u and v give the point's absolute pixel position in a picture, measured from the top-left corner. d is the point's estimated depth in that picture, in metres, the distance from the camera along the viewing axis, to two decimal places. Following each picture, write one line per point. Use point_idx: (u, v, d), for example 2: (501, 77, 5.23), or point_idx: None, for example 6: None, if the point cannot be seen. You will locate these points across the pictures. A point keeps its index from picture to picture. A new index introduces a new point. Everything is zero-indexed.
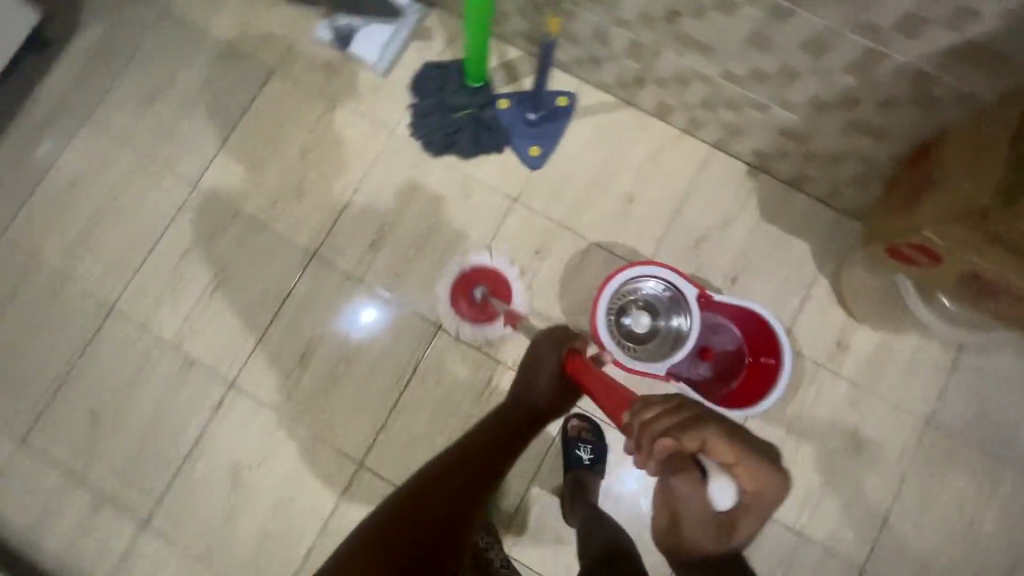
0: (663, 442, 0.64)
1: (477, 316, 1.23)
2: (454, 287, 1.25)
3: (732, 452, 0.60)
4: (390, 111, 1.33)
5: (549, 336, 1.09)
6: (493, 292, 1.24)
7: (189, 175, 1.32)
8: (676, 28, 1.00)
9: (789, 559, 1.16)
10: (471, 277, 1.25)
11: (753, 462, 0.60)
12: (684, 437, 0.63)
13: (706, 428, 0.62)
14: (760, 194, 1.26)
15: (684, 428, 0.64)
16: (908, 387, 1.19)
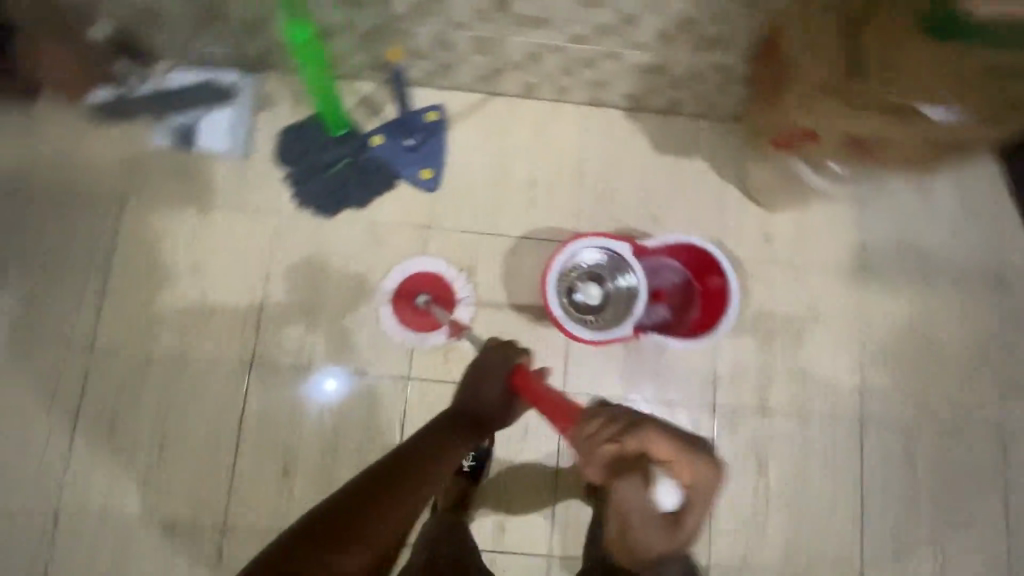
0: (606, 446, 0.71)
1: (418, 324, 1.21)
2: (397, 297, 1.22)
3: (672, 451, 0.72)
4: (264, 190, 1.25)
5: (505, 348, 0.98)
6: (434, 299, 1.21)
7: (83, 337, 1.19)
8: (510, 14, 1.00)
9: (803, 441, 1.24)
10: (416, 282, 1.22)
11: (690, 452, 0.74)
12: (629, 441, 0.71)
13: (648, 432, 0.71)
14: (646, 131, 1.30)
15: (628, 432, 0.72)
16: (835, 247, 1.30)
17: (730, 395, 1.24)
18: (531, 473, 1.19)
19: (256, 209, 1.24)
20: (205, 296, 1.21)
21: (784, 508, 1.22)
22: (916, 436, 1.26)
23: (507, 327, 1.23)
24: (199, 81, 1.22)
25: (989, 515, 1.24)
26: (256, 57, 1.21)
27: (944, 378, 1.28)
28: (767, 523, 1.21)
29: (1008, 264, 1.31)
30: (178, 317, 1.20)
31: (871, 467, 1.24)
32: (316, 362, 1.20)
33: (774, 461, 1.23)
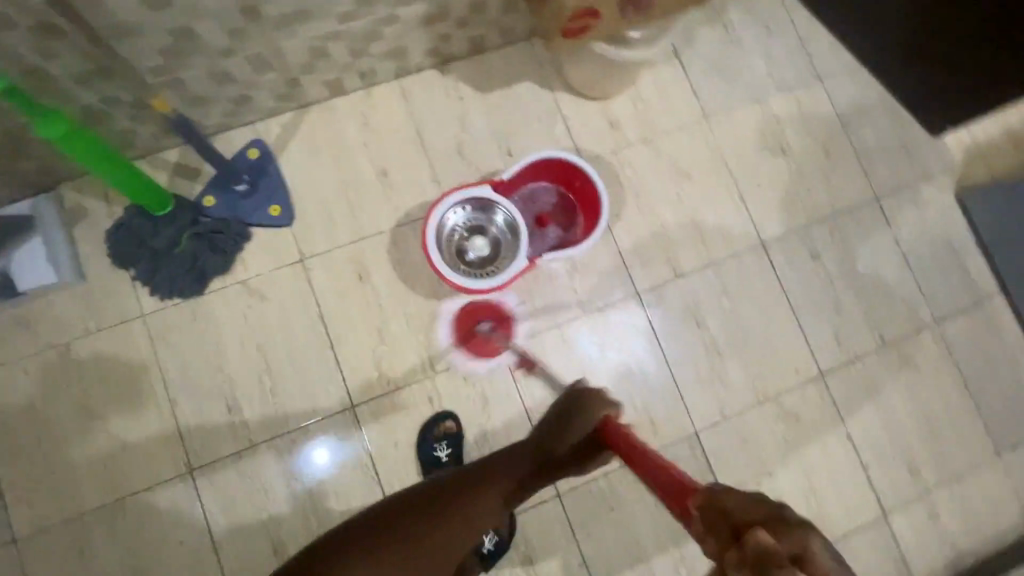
0: (758, 535, 0.46)
1: (479, 349, 1.22)
2: (458, 323, 1.23)
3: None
4: (118, 300, 1.16)
5: (601, 396, 0.73)
6: (496, 325, 1.23)
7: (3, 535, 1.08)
8: (266, 20, 0.96)
9: (724, 285, 1.32)
10: (475, 311, 1.24)
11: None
12: (786, 541, 0.46)
13: (809, 531, 0.47)
14: (463, 78, 1.31)
15: (783, 528, 0.47)
16: (675, 107, 1.37)
17: (648, 276, 1.30)
18: (509, 432, 1.20)
19: (119, 322, 1.15)
20: (111, 430, 1.12)
21: (735, 349, 1.30)
22: (811, 235, 1.37)
23: (424, 314, 1.22)
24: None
25: (892, 270, 1.38)
26: (40, 173, 1.10)
27: (811, 175, 1.39)
28: (727, 369, 1.29)
29: (819, 56, 1.44)
30: (94, 466, 1.11)
31: (788, 279, 1.34)
32: (257, 437, 1.15)
33: (708, 314, 1.30)
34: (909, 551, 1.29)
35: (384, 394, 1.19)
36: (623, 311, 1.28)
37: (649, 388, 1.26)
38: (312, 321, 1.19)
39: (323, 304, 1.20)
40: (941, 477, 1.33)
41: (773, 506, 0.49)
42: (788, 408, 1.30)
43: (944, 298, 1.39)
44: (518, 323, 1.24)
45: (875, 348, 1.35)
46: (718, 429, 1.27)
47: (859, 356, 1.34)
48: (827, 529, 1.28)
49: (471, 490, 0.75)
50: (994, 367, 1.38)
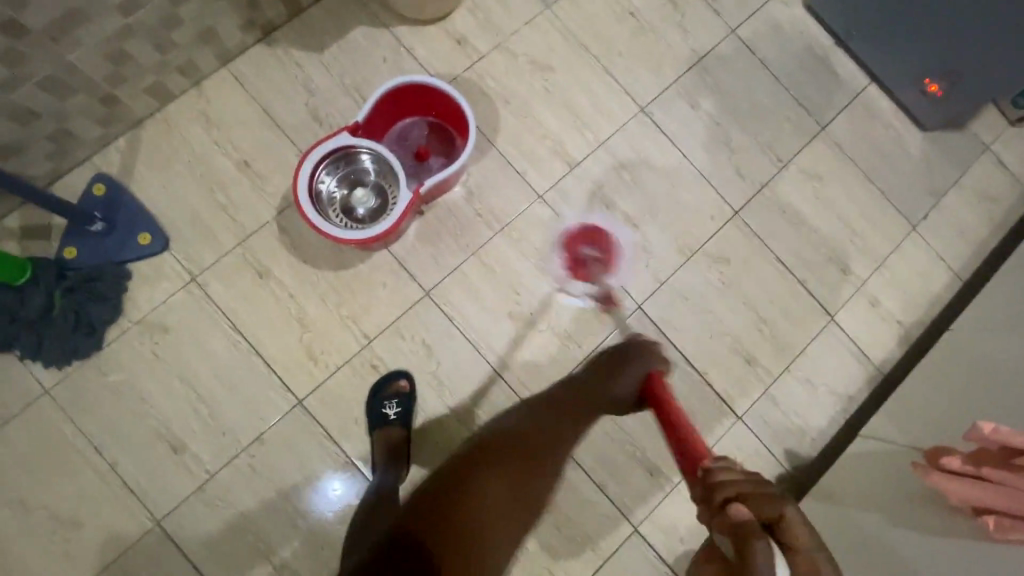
0: (725, 493, 0.65)
1: (577, 274, 1.27)
2: (575, 239, 1.28)
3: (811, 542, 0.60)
4: (15, 386, 1.08)
5: (657, 353, 1.07)
6: (600, 257, 1.28)
7: None
8: (35, 31, 0.89)
9: (620, 160, 1.32)
10: (584, 236, 1.29)
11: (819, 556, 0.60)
12: (764, 508, 0.61)
13: (791, 508, 0.61)
14: (294, 44, 1.25)
15: (767, 500, 0.62)
16: (516, 4, 1.34)
17: (547, 176, 1.29)
18: (463, 368, 1.20)
19: (23, 408, 1.07)
20: (59, 514, 1.06)
21: (650, 216, 1.31)
22: (685, 86, 1.38)
23: (338, 287, 1.18)
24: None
25: (770, 94, 1.41)
26: None
27: (667, 30, 1.39)
28: (649, 237, 1.30)
29: None
30: (54, 556, 1.05)
31: (677, 134, 1.35)
32: (214, 466, 1.10)
33: (613, 192, 1.30)
34: (863, 342, 1.36)
35: (327, 377, 1.15)
36: (532, 217, 1.27)
37: (578, 282, 1.26)
38: (226, 335, 1.14)
39: (232, 314, 1.15)
40: (871, 266, 1.39)
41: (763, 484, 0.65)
42: (716, 253, 1.32)
43: (823, 103, 1.43)
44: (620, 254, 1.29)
45: (777, 171, 1.38)
46: (658, 296, 1.29)
47: (766, 183, 1.37)
48: (786, 349, 1.33)
49: (567, 412, 0.95)
50: (886, 151, 1.44)
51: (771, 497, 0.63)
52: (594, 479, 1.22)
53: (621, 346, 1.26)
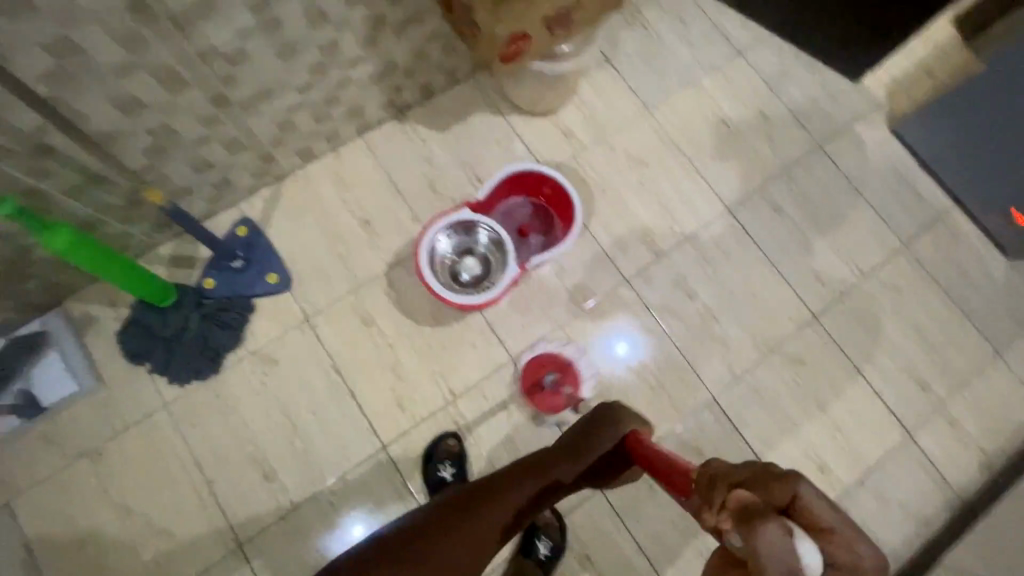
0: (737, 495, 0.60)
1: (550, 403, 1.25)
2: (539, 366, 1.28)
3: (831, 518, 0.58)
4: (139, 397, 1.19)
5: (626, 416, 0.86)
6: (561, 377, 1.27)
7: None
8: (235, 104, 1.05)
9: (704, 254, 1.39)
10: (538, 363, 1.28)
11: (858, 537, 0.57)
12: (774, 490, 0.59)
13: (798, 481, 0.58)
14: (421, 123, 1.42)
15: (772, 479, 0.60)
16: (619, 104, 1.47)
17: (632, 261, 1.37)
18: (537, 435, 1.24)
19: (143, 418, 1.18)
20: (156, 522, 1.14)
21: (729, 310, 1.36)
22: (771, 191, 1.46)
23: (432, 342, 1.27)
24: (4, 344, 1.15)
25: (854, 206, 1.47)
26: (44, 291, 1.16)
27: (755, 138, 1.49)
28: (726, 330, 1.35)
29: (736, 33, 1.56)
30: (145, 563, 1.12)
31: (761, 236, 1.42)
32: (297, 497, 1.17)
33: (695, 284, 1.37)
34: (942, 462, 1.33)
35: (411, 427, 1.22)
36: (616, 298, 1.34)
37: (623, 351, 1.31)
38: (328, 374, 1.24)
39: (335, 355, 1.25)
40: (951, 385, 1.38)
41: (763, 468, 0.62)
42: (793, 353, 1.35)
43: (906, 220, 1.48)
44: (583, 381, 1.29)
45: (858, 280, 1.41)
46: (732, 389, 1.32)
47: (846, 291, 1.40)
48: (860, 460, 1.31)
49: (511, 491, 0.82)
50: (969, 273, 1.46)
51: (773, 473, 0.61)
52: (654, 566, 1.21)
53: (692, 433, 1.29)
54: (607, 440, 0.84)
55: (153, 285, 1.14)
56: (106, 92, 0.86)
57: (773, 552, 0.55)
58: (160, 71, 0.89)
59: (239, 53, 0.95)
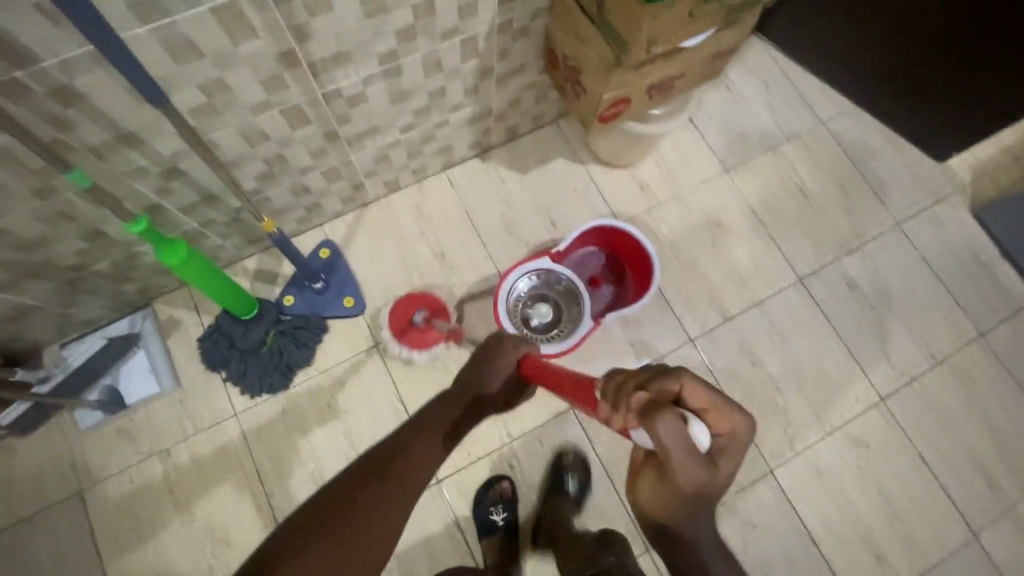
0: (636, 396, 0.60)
1: (419, 342, 1.27)
2: (400, 306, 1.28)
3: (707, 396, 0.61)
4: (211, 403, 1.24)
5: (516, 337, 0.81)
6: (432, 315, 1.28)
7: None
8: (344, 138, 1.10)
9: (772, 323, 1.38)
10: (409, 303, 1.28)
11: (724, 403, 0.61)
12: (662, 385, 0.61)
13: (683, 375, 0.61)
14: (503, 165, 1.45)
15: (663, 375, 0.62)
16: (697, 163, 1.48)
17: (698, 322, 1.37)
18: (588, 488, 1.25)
19: (214, 424, 1.23)
20: (214, 529, 1.18)
21: (793, 382, 1.34)
22: (845, 265, 1.44)
23: None
24: (106, 338, 1.22)
25: (929, 290, 1.44)
26: (139, 293, 1.23)
27: (832, 210, 1.48)
28: (787, 403, 1.33)
29: (821, 103, 1.56)
30: (200, 567, 1.16)
31: (832, 310, 1.40)
32: None
33: (759, 352, 1.36)
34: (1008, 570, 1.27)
35: (464, 464, 1.24)
36: (678, 357, 1.34)
37: None
38: (390, 401, 1.27)
39: (399, 384, 1.28)
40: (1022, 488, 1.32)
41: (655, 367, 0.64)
42: (856, 434, 1.32)
43: (984, 310, 1.43)
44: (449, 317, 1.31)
45: (930, 366, 1.37)
46: (791, 464, 1.29)
47: (916, 377, 1.36)
48: (919, 556, 1.26)
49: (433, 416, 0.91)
50: None
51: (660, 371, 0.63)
52: None
53: (744, 506, 1.27)
54: (500, 369, 0.78)
55: (236, 296, 1.16)
56: (239, 125, 0.92)
57: (671, 446, 0.56)
58: (289, 108, 0.94)
59: (359, 95, 1.00)
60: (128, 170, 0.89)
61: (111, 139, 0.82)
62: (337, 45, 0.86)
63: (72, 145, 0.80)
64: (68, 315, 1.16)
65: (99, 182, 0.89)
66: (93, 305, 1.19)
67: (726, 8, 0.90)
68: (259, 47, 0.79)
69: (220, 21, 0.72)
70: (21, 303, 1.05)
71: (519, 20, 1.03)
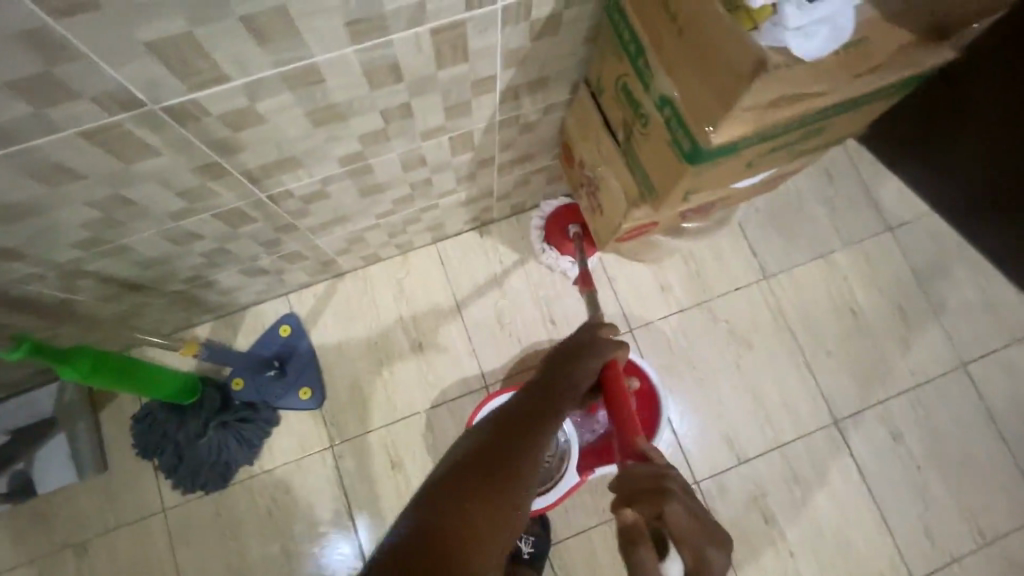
0: (624, 511, 0.51)
1: (563, 246, 1.17)
2: (563, 210, 1.18)
3: (694, 532, 0.48)
4: (140, 495, 1.10)
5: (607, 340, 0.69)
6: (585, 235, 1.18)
7: None
8: (304, 228, 0.91)
9: (793, 472, 1.17)
10: (577, 211, 1.18)
11: (712, 548, 0.48)
12: (647, 504, 0.51)
13: (671, 506, 0.49)
14: (504, 244, 1.25)
15: (650, 492, 0.51)
16: (731, 265, 1.26)
17: (708, 461, 1.17)
18: None
19: (138, 519, 1.09)
20: None
21: (810, 547, 1.14)
22: (891, 411, 1.21)
23: None
24: (13, 428, 1.08)
25: (990, 454, 1.20)
26: None
27: (886, 339, 1.24)
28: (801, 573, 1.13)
29: (890, 205, 1.31)
30: None
31: (868, 465, 1.18)
32: None
33: (776, 506, 1.15)
34: None
35: None
36: None
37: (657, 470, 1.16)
38: (339, 518, 1.11)
39: (351, 496, 1.11)
40: None
41: (660, 478, 0.52)
42: None
43: None
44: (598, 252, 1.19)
45: (979, 548, 1.15)
46: None
47: (959, 558, 1.14)
48: None
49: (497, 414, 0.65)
50: None
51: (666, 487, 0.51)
52: None
53: None
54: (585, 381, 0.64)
55: (179, 380, 1.03)
56: (156, 230, 0.73)
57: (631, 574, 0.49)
58: (224, 211, 0.75)
59: (317, 193, 0.80)
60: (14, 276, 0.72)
61: None
62: (279, 153, 0.66)
63: None
64: None
65: None
66: (12, 375, 1.04)
67: (797, 153, 0.67)
68: (167, 163, 0.60)
69: (99, 143, 0.53)
70: None
71: (530, 115, 0.81)
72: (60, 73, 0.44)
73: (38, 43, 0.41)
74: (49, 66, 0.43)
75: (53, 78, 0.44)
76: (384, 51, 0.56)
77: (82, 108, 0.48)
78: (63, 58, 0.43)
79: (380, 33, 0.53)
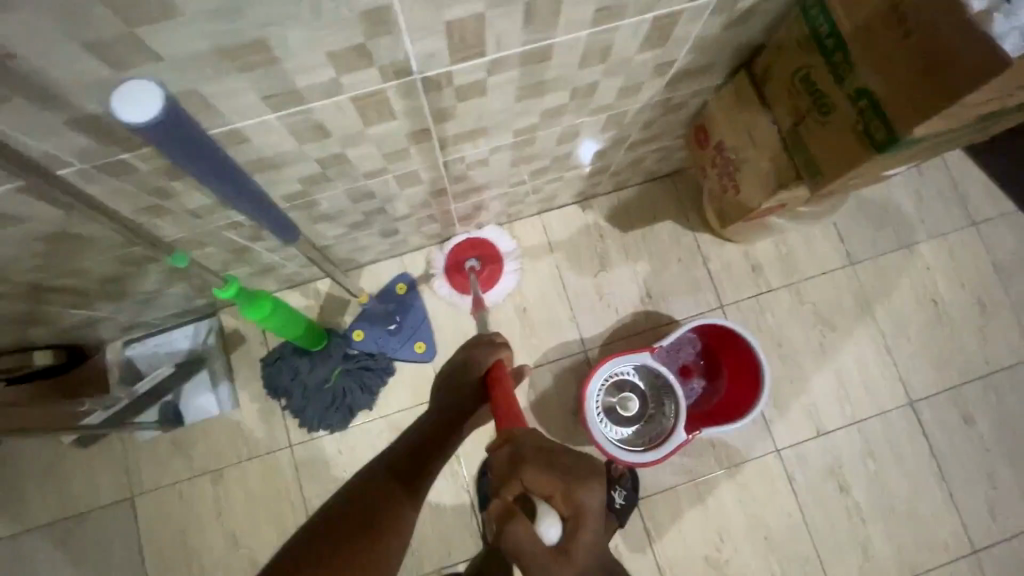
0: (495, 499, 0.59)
1: (459, 284, 1.24)
2: (457, 247, 1.26)
3: (553, 480, 0.58)
4: (268, 431, 1.20)
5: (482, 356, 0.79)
6: (484, 265, 1.26)
7: None
8: (450, 193, 0.98)
9: (868, 447, 1.25)
10: (471, 246, 1.27)
11: (571, 486, 0.58)
12: (504, 486, 0.58)
13: (526, 468, 0.58)
14: (603, 218, 1.31)
15: (508, 470, 0.59)
16: (819, 250, 1.32)
17: (789, 431, 1.25)
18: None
19: (267, 452, 1.20)
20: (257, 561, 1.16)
21: (880, 515, 1.23)
22: (963, 395, 1.28)
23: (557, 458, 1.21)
24: (166, 364, 1.19)
25: None
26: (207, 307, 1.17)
27: (963, 327, 1.31)
28: (870, 537, 1.22)
29: (978, 201, 1.35)
30: None
31: (938, 444, 1.26)
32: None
33: (851, 475, 1.24)
34: None
35: None
36: (760, 467, 1.24)
37: (742, 438, 1.24)
38: (449, 463, 1.18)
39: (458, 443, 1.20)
40: None
41: (513, 448, 0.60)
42: None
43: None
44: (502, 277, 1.27)
45: None
46: None
47: (1018, 533, 1.23)
48: None
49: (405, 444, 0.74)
50: None
51: (520, 452, 0.59)
52: None
53: None
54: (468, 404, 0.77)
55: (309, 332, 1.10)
56: (346, 187, 0.81)
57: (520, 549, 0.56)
58: (404, 172, 0.82)
59: (480, 161, 0.87)
60: (218, 222, 0.80)
61: (211, 200, 0.72)
62: (475, 123, 0.73)
63: (171, 207, 0.71)
64: (133, 323, 1.12)
65: (190, 232, 0.80)
66: (159, 315, 1.13)
67: (955, 141, 0.74)
68: (393, 127, 0.67)
69: (359, 107, 0.60)
70: (91, 315, 1.00)
71: (681, 99, 0.87)
72: (370, 45, 0.50)
73: (373, 19, 0.47)
74: (366, 39, 0.50)
75: (364, 50, 0.51)
76: (607, 35, 0.62)
77: (368, 76, 0.55)
78: (383, 33, 0.49)
79: (613, 19, 0.59)
